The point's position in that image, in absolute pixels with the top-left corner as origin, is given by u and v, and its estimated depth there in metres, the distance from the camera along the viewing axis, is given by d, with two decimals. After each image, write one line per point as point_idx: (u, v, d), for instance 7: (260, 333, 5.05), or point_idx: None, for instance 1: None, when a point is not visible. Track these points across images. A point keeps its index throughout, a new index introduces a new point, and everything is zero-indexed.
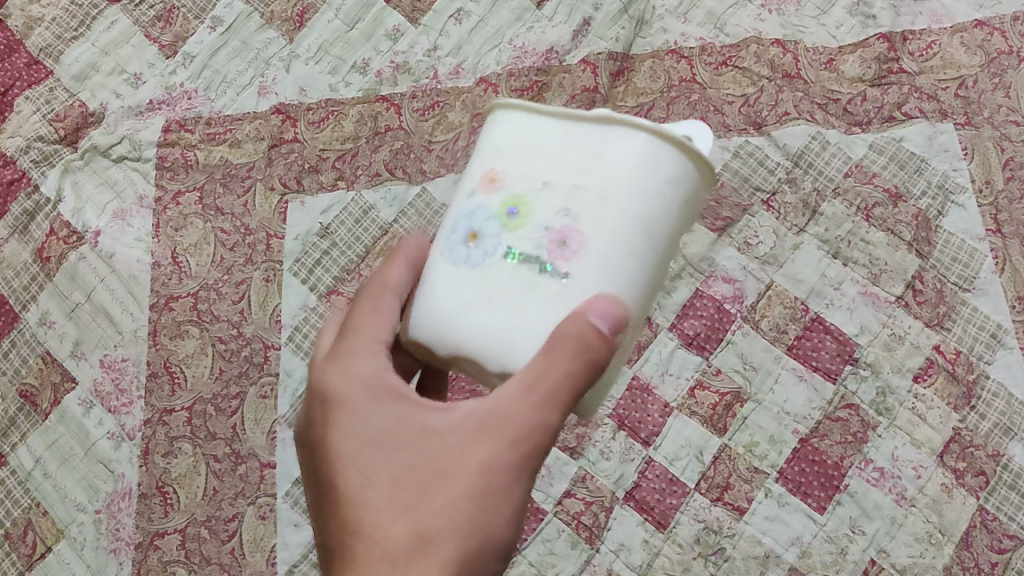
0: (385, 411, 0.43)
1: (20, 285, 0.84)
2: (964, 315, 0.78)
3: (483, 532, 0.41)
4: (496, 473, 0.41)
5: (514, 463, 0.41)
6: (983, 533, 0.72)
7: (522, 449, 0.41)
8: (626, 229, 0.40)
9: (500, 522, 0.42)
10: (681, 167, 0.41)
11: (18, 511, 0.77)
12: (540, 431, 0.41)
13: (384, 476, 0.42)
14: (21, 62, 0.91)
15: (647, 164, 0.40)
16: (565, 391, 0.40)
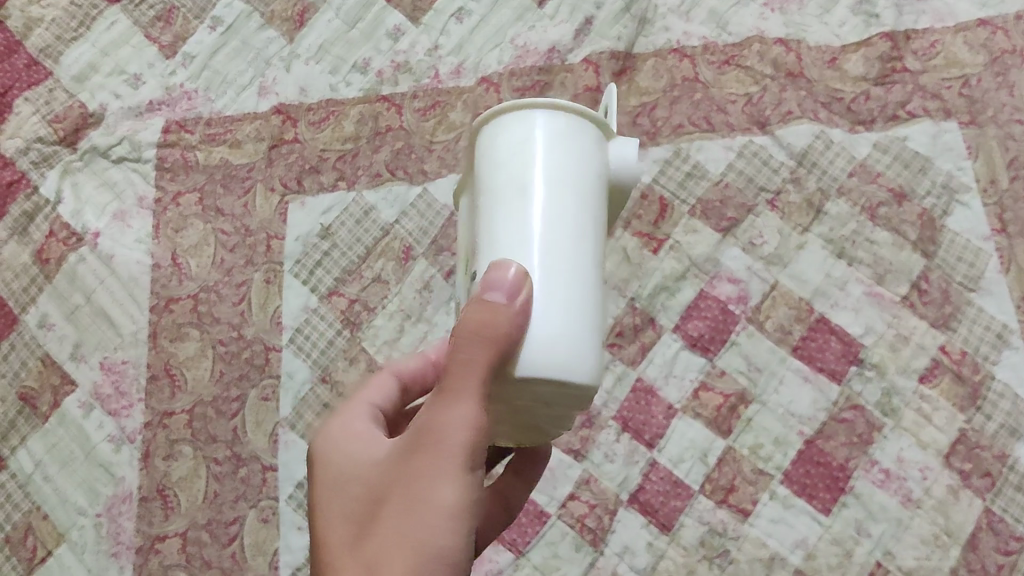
0: (343, 455, 0.47)
1: (19, 288, 0.83)
2: (970, 315, 0.77)
3: (424, 541, 0.40)
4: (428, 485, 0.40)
5: (449, 472, 0.41)
6: (990, 535, 0.71)
7: (450, 456, 0.41)
8: (524, 199, 0.44)
9: (444, 536, 0.40)
10: (543, 130, 0.45)
11: (17, 515, 0.76)
12: (463, 432, 0.41)
13: (339, 512, 0.44)
14: (20, 63, 0.90)
15: (519, 143, 0.45)
16: (472, 380, 0.40)
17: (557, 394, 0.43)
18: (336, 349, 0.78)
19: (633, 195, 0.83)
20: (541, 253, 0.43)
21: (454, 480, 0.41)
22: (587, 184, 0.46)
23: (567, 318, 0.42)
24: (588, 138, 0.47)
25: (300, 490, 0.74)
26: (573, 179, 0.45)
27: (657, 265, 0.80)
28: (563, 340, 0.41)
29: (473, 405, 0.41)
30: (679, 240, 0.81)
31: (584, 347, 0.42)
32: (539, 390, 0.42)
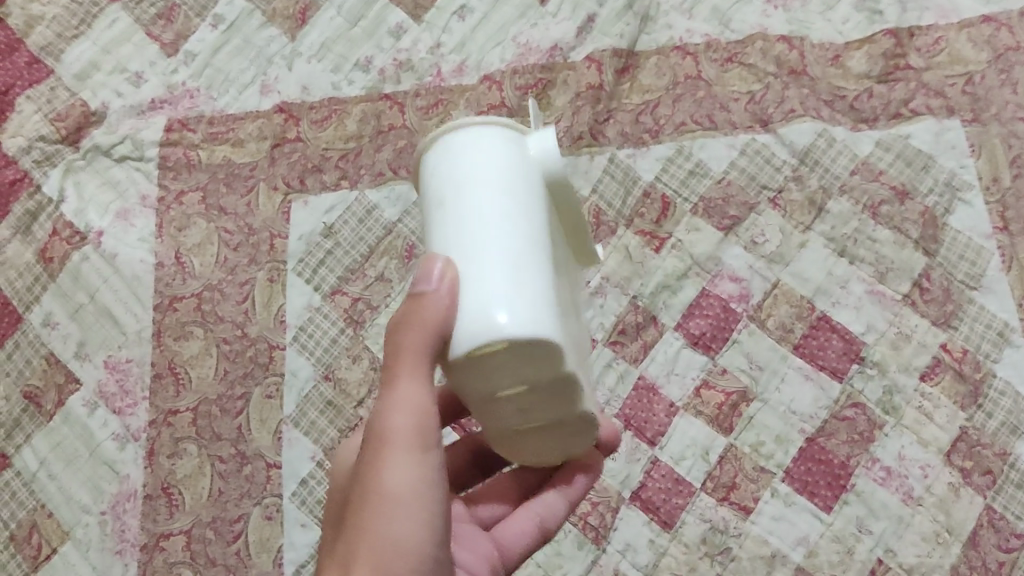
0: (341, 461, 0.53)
1: (23, 286, 0.83)
2: (971, 313, 0.77)
3: (382, 503, 0.45)
4: (377, 473, 0.45)
5: (396, 461, 0.45)
6: (990, 532, 0.71)
7: (397, 444, 0.46)
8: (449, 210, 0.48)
9: (395, 520, 0.45)
10: (455, 145, 0.49)
11: (23, 513, 0.77)
12: (407, 422, 0.46)
13: (334, 507, 0.50)
14: (22, 61, 0.90)
15: (440, 166, 0.49)
16: (408, 373, 0.46)
17: (518, 360, 0.44)
18: (338, 348, 0.79)
19: (636, 193, 0.83)
20: (474, 241, 0.46)
21: (401, 466, 0.45)
22: (507, 169, 0.48)
23: (501, 288, 0.44)
24: (493, 135, 0.49)
25: (303, 488, 0.75)
26: (492, 169, 0.48)
27: (659, 263, 0.81)
28: (497, 309, 0.44)
29: (413, 396, 0.46)
30: (680, 238, 0.81)
31: (520, 307, 0.44)
32: (497, 363, 0.44)
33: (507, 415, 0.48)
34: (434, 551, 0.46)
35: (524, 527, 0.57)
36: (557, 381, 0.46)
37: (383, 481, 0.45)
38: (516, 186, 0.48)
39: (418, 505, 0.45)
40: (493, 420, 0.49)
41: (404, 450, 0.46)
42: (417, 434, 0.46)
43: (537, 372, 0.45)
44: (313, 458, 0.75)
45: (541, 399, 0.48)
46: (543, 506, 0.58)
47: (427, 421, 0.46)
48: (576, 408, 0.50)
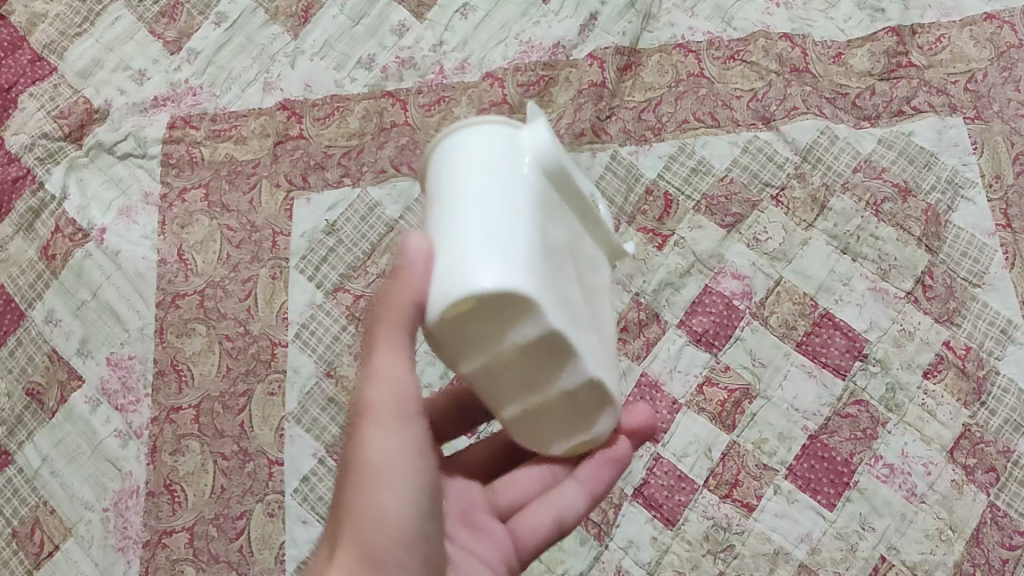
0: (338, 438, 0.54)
1: (26, 284, 0.83)
2: (974, 310, 0.77)
3: (366, 484, 0.46)
4: (358, 448, 0.47)
5: (375, 435, 0.46)
6: (994, 529, 0.71)
7: (376, 417, 0.46)
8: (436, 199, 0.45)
9: (375, 493, 0.46)
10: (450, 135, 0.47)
11: (26, 509, 0.77)
12: (384, 394, 0.46)
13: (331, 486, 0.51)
14: (25, 59, 0.91)
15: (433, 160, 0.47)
16: (383, 346, 0.46)
17: (493, 320, 0.42)
18: (341, 345, 0.79)
19: (638, 190, 0.83)
20: (452, 214, 0.44)
21: (380, 440, 0.46)
22: (491, 146, 0.46)
23: (473, 249, 0.42)
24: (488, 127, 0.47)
25: (306, 485, 0.75)
26: (475, 149, 0.46)
27: (661, 260, 0.81)
28: (468, 271, 0.41)
29: (391, 369, 0.46)
30: (683, 235, 0.81)
31: (492, 263, 0.41)
32: (474, 324, 0.42)
33: (505, 385, 0.46)
34: (420, 521, 0.47)
35: (541, 521, 0.57)
36: (545, 339, 0.43)
37: (363, 457, 0.46)
38: (497, 159, 0.45)
39: (398, 476, 0.46)
40: (489, 392, 0.46)
41: (383, 424, 0.46)
42: (396, 406, 0.46)
43: (519, 331, 0.42)
44: (315, 455, 0.75)
45: (534, 361, 0.45)
46: (559, 499, 0.57)
47: (405, 392, 0.47)
48: (576, 370, 0.46)
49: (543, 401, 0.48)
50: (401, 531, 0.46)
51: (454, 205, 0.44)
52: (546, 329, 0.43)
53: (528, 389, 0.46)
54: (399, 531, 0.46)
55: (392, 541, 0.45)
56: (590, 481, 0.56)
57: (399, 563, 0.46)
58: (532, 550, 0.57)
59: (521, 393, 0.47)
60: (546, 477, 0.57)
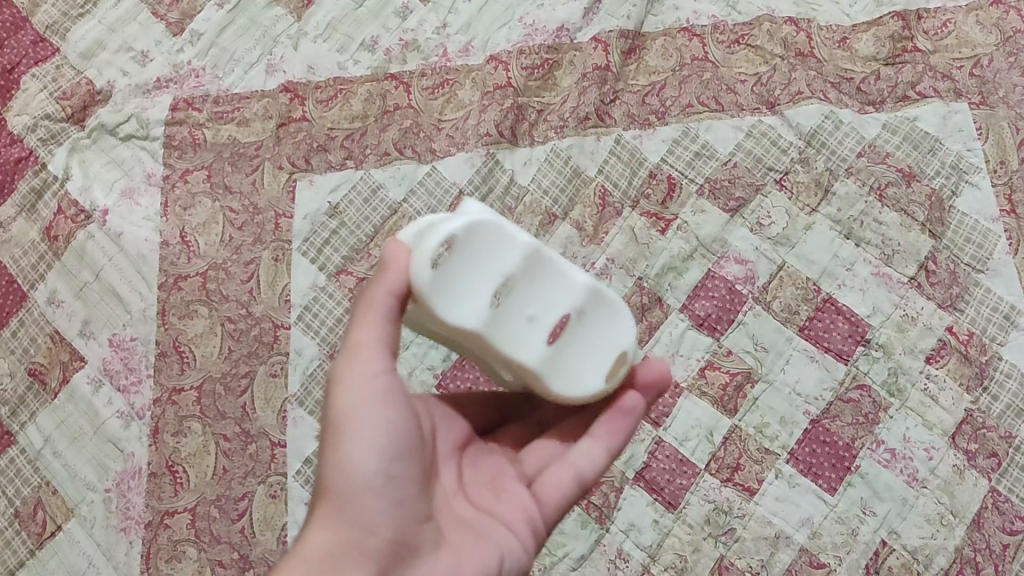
0: None
1: (28, 264, 0.83)
2: (977, 296, 0.77)
3: (336, 440, 0.47)
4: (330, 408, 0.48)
5: (343, 394, 0.47)
6: (994, 515, 0.72)
7: (344, 378, 0.47)
8: None
9: (343, 449, 0.47)
10: None
11: (28, 490, 0.77)
12: (354, 356, 0.47)
13: None
14: (27, 40, 0.90)
15: None
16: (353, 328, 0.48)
17: (473, 254, 0.48)
18: (344, 328, 0.79)
19: (642, 174, 0.83)
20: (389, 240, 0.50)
21: (347, 401, 0.47)
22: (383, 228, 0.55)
23: (422, 230, 0.48)
24: None
25: (308, 467, 0.75)
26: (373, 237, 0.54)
27: (664, 245, 0.80)
28: (434, 232, 0.47)
29: (355, 342, 0.47)
30: (686, 219, 0.81)
31: (446, 219, 0.48)
32: (459, 269, 0.47)
33: (517, 326, 0.49)
34: (392, 472, 0.48)
35: (562, 476, 0.56)
36: (529, 257, 0.49)
37: (333, 419, 0.48)
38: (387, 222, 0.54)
39: (365, 431, 0.47)
40: (509, 338, 0.48)
41: (350, 384, 0.47)
42: (361, 368, 0.47)
43: (502, 256, 0.48)
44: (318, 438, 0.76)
45: (530, 285, 0.49)
46: (579, 458, 0.56)
47: (371, 358, 0.47)
48: (572, 283, 0.50)
49: (556, 330, 0.50)
50: (374, 480, 0.47)
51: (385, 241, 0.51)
52: (522, 244, 0.49)
53: (536, 319, 0.49)
54: (369, 481, 0.47)
55: (362, 491, 0.47)
56: (606, 431, 0.56)
57: (373, 513, 0.47)
58: (555, 511, 0.56)
59: (536, 326, 0.49)
60: (569, 445, 0.57)
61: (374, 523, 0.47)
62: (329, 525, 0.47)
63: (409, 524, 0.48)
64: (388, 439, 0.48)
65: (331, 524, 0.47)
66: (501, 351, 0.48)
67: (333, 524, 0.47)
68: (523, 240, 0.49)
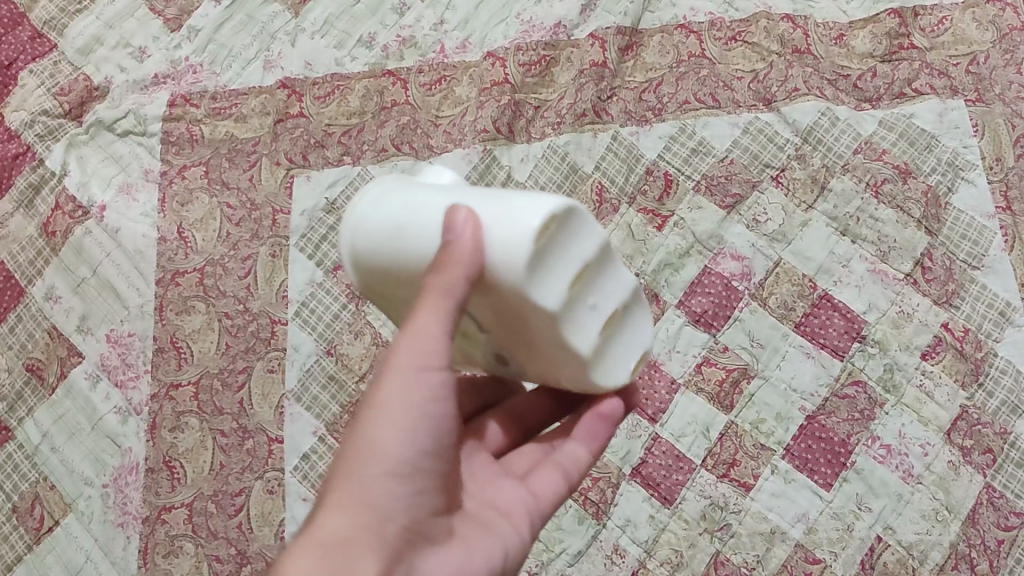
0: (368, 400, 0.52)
1: (26, 260, 0.84)
2: (973, 293, 0.78)
3: (376, 423, 0.45)
4: (375, 390, 0.45)
5: (392, 378, 0.45)
6: (990, 510, 0.72)
7: (395, 365, 0.44)
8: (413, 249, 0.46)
9: (377, 433, 0.44)
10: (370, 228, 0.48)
11: (25, 485, 0.77)
12: (412, 343, 0.44)
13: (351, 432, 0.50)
14: (25, 35, 0.90)
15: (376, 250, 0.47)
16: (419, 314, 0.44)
17: (553, 243, 0.43)
18: (341, 324, 0.79)
19: (639, 171, 0.83)
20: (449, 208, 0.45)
21: (390, 385, 0.45)
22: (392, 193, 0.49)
23: (502, 201, 0.44)
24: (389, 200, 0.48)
25: (305, 462, 0.75)
26: (385, 200, 0.48)
27: (662, 241, 0.80)
28: (525, 204, 0.43)
29: (415, 330, 0.44)
30: (684, 216, 0.81)
31: (523, 205, 0.43)
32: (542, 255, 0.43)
33: (581, 316, 0.45)
34: (420, 463, 0.45)
35: (550, 475, 0.55)
36: (601, 249, 0.45)
37: (371, 401, 0.45)
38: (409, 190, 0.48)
39: (405, 421, 0.45)
40: (572, 329, 0.44)
41: (397, 369, 0.44)
42: (416, 359, 0.44)
43: (578, 244, 0.44)
44: (315, 433, 0.76)
45: (596, 276, 0.46)
46: (566, 457, 0.56)
47: (431, 351, 0.44)
48: (627, 278, 0.47)
49: (607, 325, 0.46)
50: (402, 470, 0.45)
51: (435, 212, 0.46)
52: (595, 235, 0.45)
53: (597, 310, 0.45)
54: (397, 469, 0.44)
55: (386, 477, 0.44)
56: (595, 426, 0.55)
57: (393, 500, 0.44)
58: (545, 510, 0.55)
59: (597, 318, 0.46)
60: (552, 447, 0.57)
61: (393, 511, 0.44)
62: (346, 508, 0.43)
63: (424, 516, 0.46)
64: (428, 433, 0.45)
65: (347, 503, 0.44)
66: (568, 344, 0.44)
67: (350, 503, 0.43)
68: (597, 232, 0.45)
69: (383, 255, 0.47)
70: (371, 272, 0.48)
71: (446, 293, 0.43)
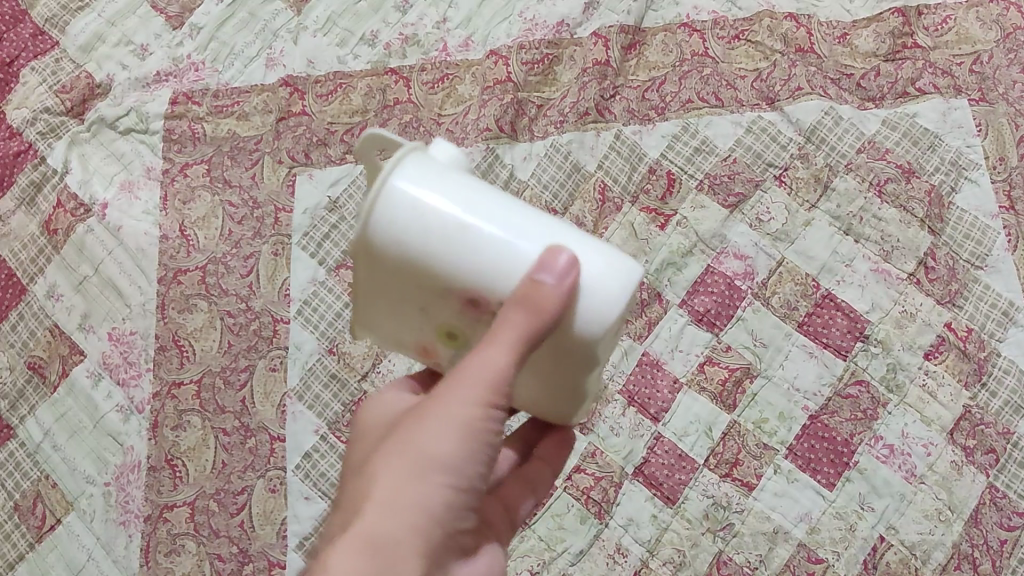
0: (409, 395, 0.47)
1: (28, 258, 0.83)
2: (976, 293, 0.78)
3: (448, 437, 0.41)
4: (449, 400, 0.42)
5: (472, 398, 0.41)
6: (993, 510, 0.72)
7: (477, 385, 0.41)
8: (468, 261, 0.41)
9: (445, 445, 0.41)
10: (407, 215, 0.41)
11: (27, 483, 0.77)
12: (498, 368, 0.41)
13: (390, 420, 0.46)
14: (26, 33, 0.90)
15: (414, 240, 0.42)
16: (490, 342, 0.41)
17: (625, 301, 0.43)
18: (343, 323, 0.79)
19: (642, 169, 0.83)
20: (529, 233, 0.42)
21: (458, 398, 0.41)
22: (442, 178, 0.42)
23: (591, 246, 0.42)
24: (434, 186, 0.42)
25: (308, 461, 0.75)
26: (437, 192, 0.42)
27: (664, 240, 0.80)
28: (617, 266, 0.42)
29: (486, 358, 0.41)
30: (686, 215, 0.81)
31: (612, 262, 0.42)
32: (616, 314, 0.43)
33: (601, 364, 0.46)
34: (473, 479, 0.43)
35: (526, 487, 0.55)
36: None
37: (435, 410, 0.42)
38: (464, 180, 0.43)
39: (469, 440, 0.42)
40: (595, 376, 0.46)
41: (469, 388, 0.41)
42: (490, 386, 0.41)
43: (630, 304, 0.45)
44: (317, 432, 0.76)
45: None
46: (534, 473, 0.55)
47: (503, 381, 0.41)
48: None
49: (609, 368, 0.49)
50: (459, 485, 0.42)
51: (510, 227, 0.42)
52: None
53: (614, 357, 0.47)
54: (452, 481, 0.42)
55: (441, 488, 0.42)
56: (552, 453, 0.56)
57: (445, 511, 0.42)
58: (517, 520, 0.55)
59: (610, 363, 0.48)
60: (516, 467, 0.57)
61: (442, 520, 0.42)
62: (398, 511, 0.41)
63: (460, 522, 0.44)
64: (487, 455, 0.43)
65: (399, 504, 0.41)
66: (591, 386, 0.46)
67: (399, 504, 0.41)
68: None
69: (428, 249, 0.42)
70: (397, 257, 0.42)
71: (533, 335, 0.40)
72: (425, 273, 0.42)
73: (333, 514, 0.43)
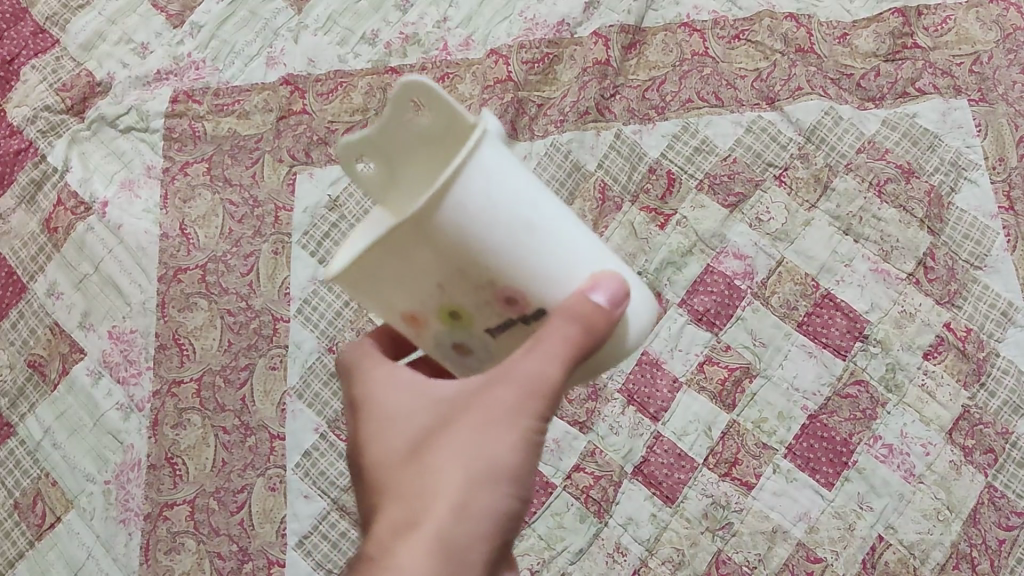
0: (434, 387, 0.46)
1: (27, 256, 0.83)
2: (975, 293, 0.78)
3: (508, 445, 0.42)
4: (509, 407, 0.42)
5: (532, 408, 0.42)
6: (991, 510, 0.72)
7: (537, 395, 0.41)
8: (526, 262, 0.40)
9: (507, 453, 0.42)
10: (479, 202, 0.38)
11: (27, 481, 0.77)
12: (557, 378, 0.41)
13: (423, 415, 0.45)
14: (27, 31, 0.90)
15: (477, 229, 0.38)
16: (542, 351, 0.41)
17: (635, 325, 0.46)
18: (343, 322, 0.79)
19: (641, 169, 0.83)
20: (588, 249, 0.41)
21: (517, 406, 0.42)
22: (515, 169, 0.39)
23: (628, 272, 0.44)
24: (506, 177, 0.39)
25: (308, 460, 0.75)
26: (511, 185, 0.39)
27: (664, 239, 0.80)
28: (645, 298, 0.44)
29: (540, 368, 0.41)
30: (686, 214, 0.81)
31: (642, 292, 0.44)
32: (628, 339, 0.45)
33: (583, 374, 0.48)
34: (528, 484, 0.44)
35: None
36: None
37: (496, 415, 0.42)
38: (533, 180, 0.40)
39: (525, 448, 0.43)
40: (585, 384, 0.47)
41: (527, 400, 0.42)
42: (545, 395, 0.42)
43: None
44: (318, 431, 0.76)
45: None
46: None
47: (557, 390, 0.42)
48: None
49: None
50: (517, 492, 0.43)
51: (573, 241, 0.41)
52: None
53: None
54: (512, 488, 0.43)
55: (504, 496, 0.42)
56: None
57: (505, 516, 0.43)
58: None
59: None
60: None
61: (504, 525, 0.43)
62: (467, 517, 0.41)
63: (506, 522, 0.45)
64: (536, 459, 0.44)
65: (468, 509, 0.41)
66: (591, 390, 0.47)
67: (469, 512, 0.41)
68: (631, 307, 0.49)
69: (492, 243, 0.39)
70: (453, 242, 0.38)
71: (582, 348, 0.41)
72: (475, 264, 0.39)
73: (382, 507, 0.43)
